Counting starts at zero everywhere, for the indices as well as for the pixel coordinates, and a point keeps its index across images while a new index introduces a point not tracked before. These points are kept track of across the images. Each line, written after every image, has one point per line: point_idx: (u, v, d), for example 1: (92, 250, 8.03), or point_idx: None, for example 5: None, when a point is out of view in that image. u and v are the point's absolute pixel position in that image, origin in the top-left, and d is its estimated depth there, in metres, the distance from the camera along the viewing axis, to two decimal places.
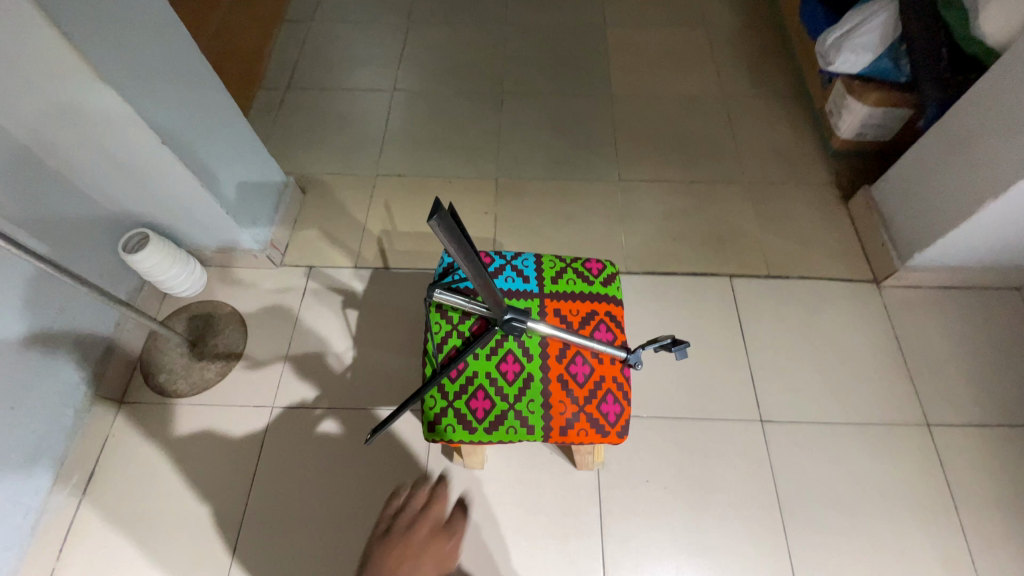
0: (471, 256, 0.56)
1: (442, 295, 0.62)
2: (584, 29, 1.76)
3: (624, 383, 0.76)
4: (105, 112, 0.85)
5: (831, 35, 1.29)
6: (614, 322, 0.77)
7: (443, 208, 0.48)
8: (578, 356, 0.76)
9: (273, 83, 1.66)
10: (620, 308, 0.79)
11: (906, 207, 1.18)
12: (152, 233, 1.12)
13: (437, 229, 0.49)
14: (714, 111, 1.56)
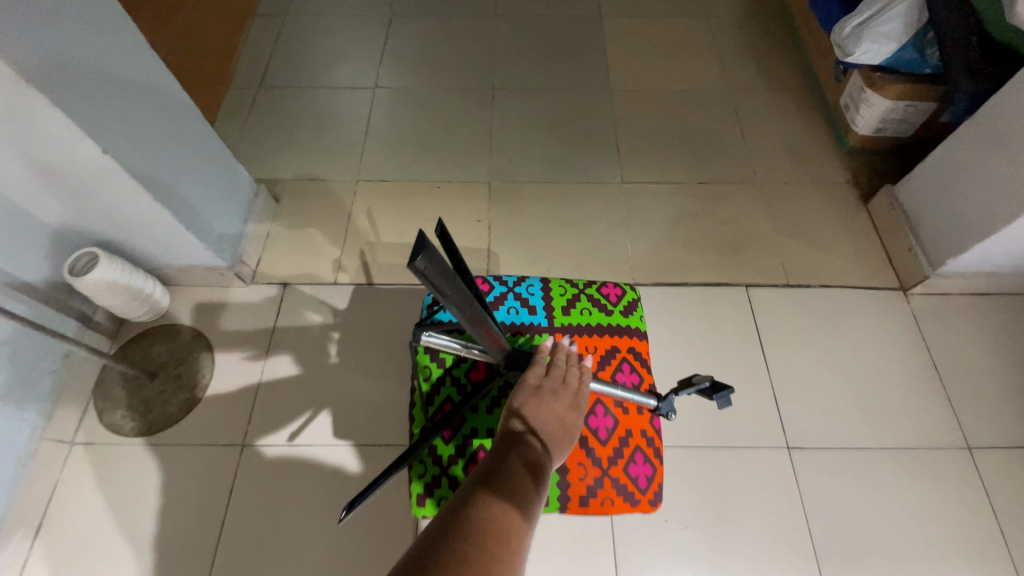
0: (464, 297, 0.49)
1: (431, 339, 0.58)
2: (578, 20, 1.65)
3: (654, 437, 0.73)
4: (35, 120, 0.73)
5: (849, 23, 1.17)
6: (637, 361, 0.75)
7: (427, 247, 0.40)
8: (600, 408, 0.72)
9: (243, 82, 1.53)
10: (643, 342, 0.77)
11: (936, 209, 1.09)
12: (104, 260, 0.97)
13: (422, 274, 0.41)
14: (720, 106, 1.46)
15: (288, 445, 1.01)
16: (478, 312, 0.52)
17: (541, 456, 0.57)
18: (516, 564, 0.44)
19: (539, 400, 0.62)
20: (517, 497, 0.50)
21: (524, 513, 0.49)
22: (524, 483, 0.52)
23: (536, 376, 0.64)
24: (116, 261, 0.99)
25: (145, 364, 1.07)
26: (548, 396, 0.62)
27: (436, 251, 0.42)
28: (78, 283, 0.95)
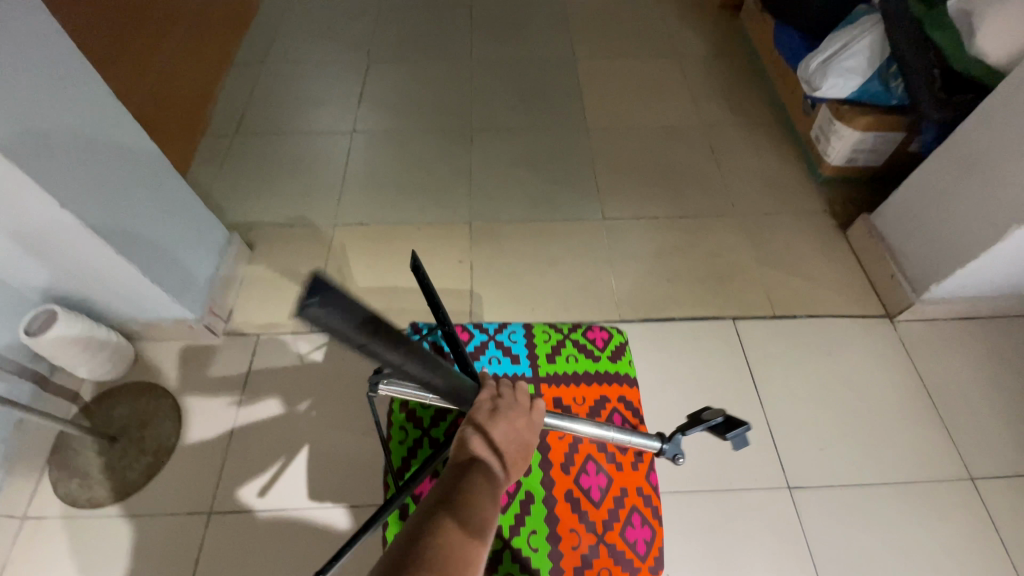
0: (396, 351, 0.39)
1: (385, 388, 0.59)
2: (553, 63, 1.69)
3: (651, 495, 0.70)
4: None
5: (813, 60, 1.23)
6: (629, 410, 0.72)
7: (324, 287, 0.33)
8: (592, 465, 0.71)
9: (220, 130, 1.52)
10: (635, 388, 0.74)
11: (915, 235, 1.10)
12: (57, 328, 0.90)
13: (315, 324, 0.33)
14: (695, 142, 1.48)
15: (259, 500, 0.95)
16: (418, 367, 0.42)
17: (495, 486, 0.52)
18: None
19: (496, 423, 0.56)
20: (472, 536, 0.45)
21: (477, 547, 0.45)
22: (478, 520, 0.47)
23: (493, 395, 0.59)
24: (70, 333, 0.92)
25: (105, 429, 1.00)
26: (506, 416, 0.58)
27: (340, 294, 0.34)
28: (31, 341, 0.90)
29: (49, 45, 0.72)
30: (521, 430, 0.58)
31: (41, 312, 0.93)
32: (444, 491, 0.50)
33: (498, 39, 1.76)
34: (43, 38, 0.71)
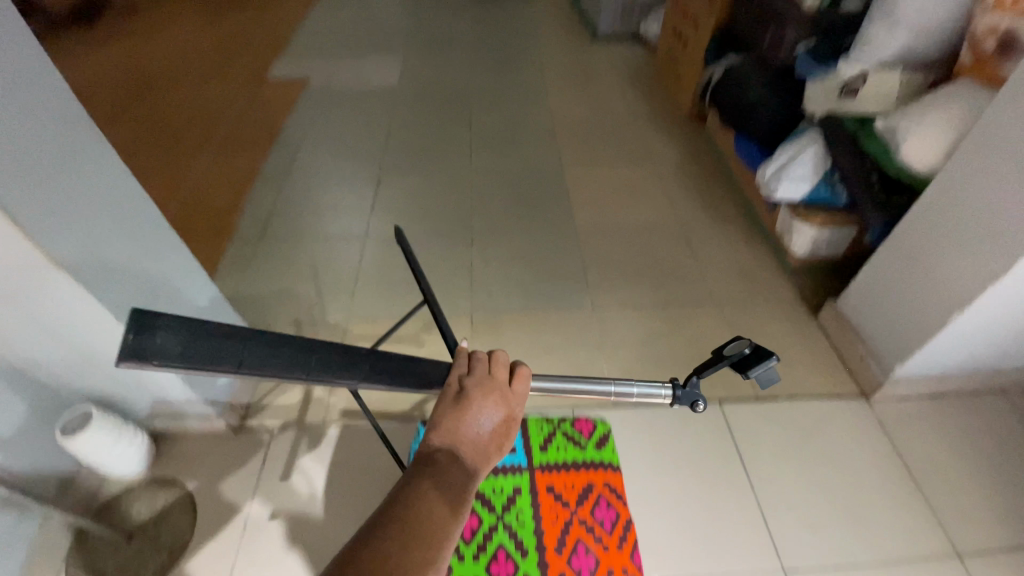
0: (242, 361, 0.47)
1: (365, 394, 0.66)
2: (544, 170, 1.91)
3: (633, 570, 0.97)
4: (59, 294, 0.82)
5: (767, 169, 1.42)
6: (610, 497, 1.06)
7: (142, 325, 0.44)
8: (583, 547, 0.99)
9: (244, 236, 1.68)
10: (615, 479, 1.09)
11: (877, 320, 1.21)
12: (86, 431, 0.97)
13: (146, 360, 0.43)
14: (674, 237, 1.64)
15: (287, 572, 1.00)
16: (277, 366, 0.49)
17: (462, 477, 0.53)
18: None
19: (466, 407, 0.56)
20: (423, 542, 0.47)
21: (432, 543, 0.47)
22: (435, 520, 0.49)
23: (463, 377, 0.59)
24: (95, 437, 0.98)
25: (123, 526, 1.04)
26: (479, 393, 0.57)
27: (158, 330, 0.44)
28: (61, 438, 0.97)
29: (116, 188, 0.87)
30: (499, 406, 0.58)
31: (80, 412, 1.00)
32: (403, 488, 0.51)
33: (494, 151, 2.00)
34: (113, 180, 0.86)
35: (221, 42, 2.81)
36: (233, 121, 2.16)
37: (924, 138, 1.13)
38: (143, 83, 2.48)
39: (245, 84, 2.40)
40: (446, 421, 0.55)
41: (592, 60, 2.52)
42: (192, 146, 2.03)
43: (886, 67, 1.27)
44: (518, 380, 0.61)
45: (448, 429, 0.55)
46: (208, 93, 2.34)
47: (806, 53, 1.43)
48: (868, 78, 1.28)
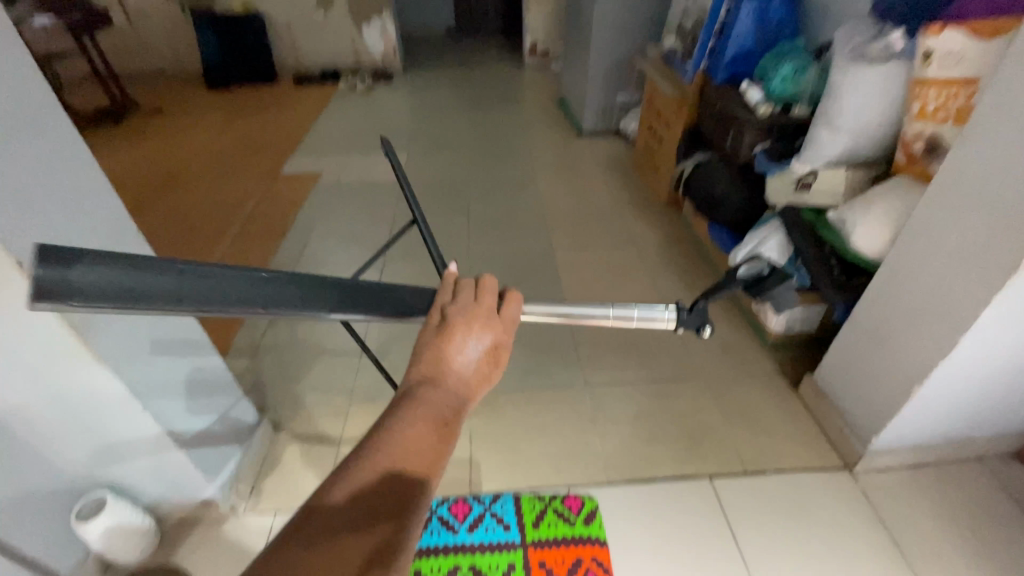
0: (189, 290, 0.44)
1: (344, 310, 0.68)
2: (536, 254, 2.06)
3: None
4: (93, 386, 0.92)
5: (737, 254, 1.57)
6: (597, 566, 1.11)
7: (56, 258, 0.38)
8: None
9: (255, 321, 1.78)
10: (603, 549, 1.14)
11: (851, 394, 1.28)
12: (91, 521, 1.00)
13: (64, 300, 0.38)
14: (659, 315, 1.75)
15: None
16: (223, 303, 0.46)
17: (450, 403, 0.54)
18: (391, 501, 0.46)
19: (448, 332, 0.57)
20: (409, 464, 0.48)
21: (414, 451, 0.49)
22: (422, 443, 0.50)
23: (450, 305, 0.59)
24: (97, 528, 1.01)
25: None
26: (465, 318, 0.58)
27: (72, 259, 0.39)
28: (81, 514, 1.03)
29: None
30: (484, 330, 0.57)
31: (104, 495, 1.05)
32: (389, 416, 0.52)
33: (490, 237, 2.16)
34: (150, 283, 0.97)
35: (240, 141, 3.09)
36: (249, 213, 2.34)
37: (869, 227, 1.25)
38: (167, 179, 2.70)
39: (261, 179, 2.62)
40: (431, 349, 0.56)
41: (578, 153, 2.77)
42: (210, 237, 2.19)
43: (832, 164, 1.42)
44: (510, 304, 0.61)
45: (434, 356, 0.56)
46: (226, 188, 2.55)
47: (764, 151, 1.61)
48: (818, 173, 1.43)
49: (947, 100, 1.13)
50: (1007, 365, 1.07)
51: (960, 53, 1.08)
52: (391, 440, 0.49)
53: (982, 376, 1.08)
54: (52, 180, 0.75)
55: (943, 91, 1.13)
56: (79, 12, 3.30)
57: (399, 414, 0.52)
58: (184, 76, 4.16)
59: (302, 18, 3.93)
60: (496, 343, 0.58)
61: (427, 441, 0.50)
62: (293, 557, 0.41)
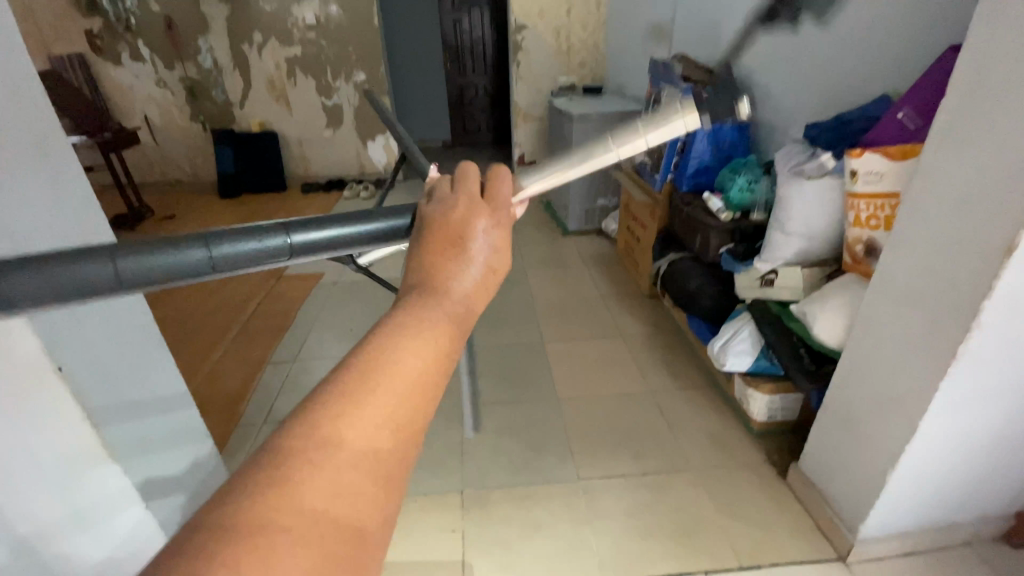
0: (127, 272, 0.48)
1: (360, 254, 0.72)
2: (527, 347, 2.15)
3: None
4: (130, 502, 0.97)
5: (715, 345, 1.67)
6: None
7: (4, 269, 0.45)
8: None
9: (252, 418, 1.81)
10: None
11: (835, 480, 1.32)
12: None
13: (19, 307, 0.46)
14: (647, 406, 1.81)
15: None
16: (159, 271, 0.49)
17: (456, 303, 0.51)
18: (388, 394, 0.42)
19: (434, 231, 0.54)
20: (419, 364, 0.45)
21: (409, 342, 0.45)
22: (431, 339, 0.46)
23: (442, 204, 0.56)
24: None
25: None
26: (446, 211, 0.55)
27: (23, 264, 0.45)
28: None
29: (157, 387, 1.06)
30: (472, 215, 0.54)
31: None
32: (387, 319, 0.47)
33: (483, 331, 2.27)
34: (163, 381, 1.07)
35: None
36: (253, 312, 2.46)
37: (828, 320, 1.36)
38: None
39: (264, 279, 2.78)
40: (430, 253, 0.53)
41: (565, 251, 2.98)
42: (213, 338, 2.29)
43: (789, 262, 1.58)
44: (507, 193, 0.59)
45: (433, 260, 0.53)
46: (231, 289, 2.69)
47: (728, 252, 1.80)
48: (778, 269, 1.59)
49: (877, 211, 1.27)
50: (971, 450, 1.12)
51: (879, 173, 1.24)
52: (395, 341, 0.45)
53: (950, 460, 1.13)
54: None
55: (871, 203, 1.28)
56: (110, 134, 3.65)
57: (400, 315, 0.48)
58: (199, 187, 4.50)
59: (313, 135, 4.36)
60: (485, 224, 0.54)
61: (437, 340, 0.47)
62: (295, 467, 0.37)
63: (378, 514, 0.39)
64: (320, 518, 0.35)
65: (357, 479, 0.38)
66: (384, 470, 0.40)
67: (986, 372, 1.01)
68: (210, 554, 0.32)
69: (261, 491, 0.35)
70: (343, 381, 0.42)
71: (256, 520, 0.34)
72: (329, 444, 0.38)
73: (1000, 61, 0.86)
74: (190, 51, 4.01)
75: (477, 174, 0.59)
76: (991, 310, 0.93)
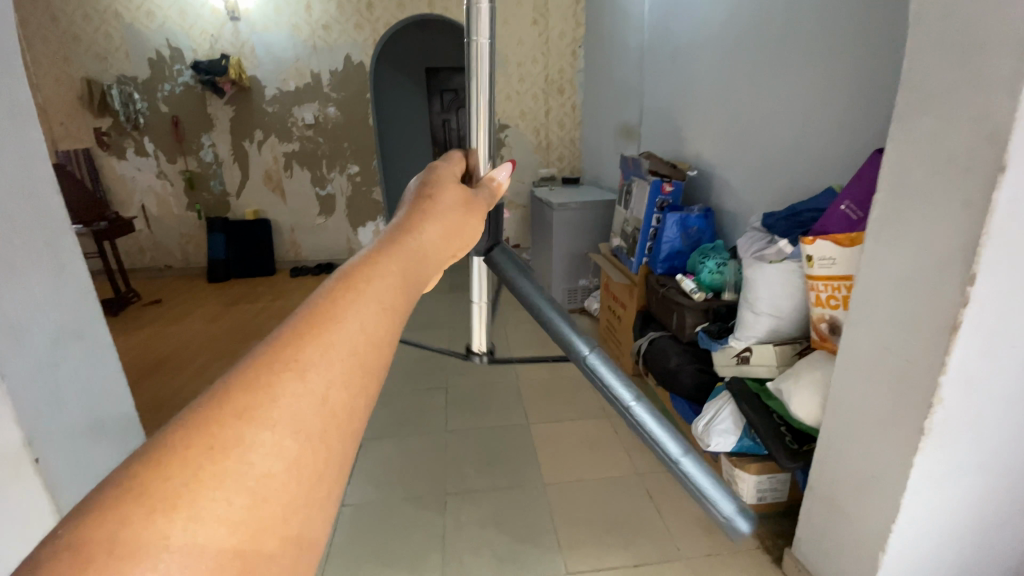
0: None
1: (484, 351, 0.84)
2: (512, 429, 2.12)
3: None
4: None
5: (699, 424, 1.68)
6: None
7: None
8: None
9: None
10: None
11: (829, 565, 1.28)
12: None
13: None
14: (635, 490, 1.77)
15: None
16: None
17: (423, 257, 0.46)
18: (330, 331, 0.34)
19: (406, 203, 0.51)
20: (379, 309, 0.38)
21: (361, 281, 0.39)
22: (393, 283, 0.40)
23: (418, 180, 0.55)
24: None
25: None
26: (416, 190, 0.53)
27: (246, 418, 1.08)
28: None
29: None
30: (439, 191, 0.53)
31: None
32: (345, 268, 0.41)
33: (467, 413, 2.25)
34: None
35: (232, 328, 3.29)
36: None
37: (803, 396, 1.40)
38: (151, 368, 2.79)
39: None
40: (400, 217, 0.50)
41: None
42: None
43: (761, 340, 1.65)
44: (486, 186, 0.61)
45: (404, 218, 0.49)
46: (212, 375, 2.66)
47: (704, 330, 1.87)
48: (751, 347, 1.65)
49: (835, 292, 1.36)
50: (957, 527, 1.11)
51: (833, 258, 1.34)
52: (351, 279, 0.38)
53: (938, 540, 1.12)
54: (58, 380, 0.87)
55: (829, 285, 1.38)
56: (106, 222, 3.76)
57: (360, 260, 0.41)
58: (188, 272, 4.56)
59: (304, 222, 4.53)
60: (447, 197, 0.53)
61: (398, 290, 0.40)
62: (217, 426, 0.30)
63: (314, 491, 0.31)
64: (233, 490, 0.28)
65: (292, 439, 0.31)
66: (329, 429, 0.32)
67: (957, 447, 1.03)
68: (85, 548, 0.25)
69: (163, 457, 0.28)
70: (288, 326, 0.35)
71: (150, 496, 0.27)
72: (260, 392, 0.31)
73: (918, 162, 0.99)
74: (192, 147, 4.26)
75: (453, 164, 0.60)
76: (950, 386, 0.97)
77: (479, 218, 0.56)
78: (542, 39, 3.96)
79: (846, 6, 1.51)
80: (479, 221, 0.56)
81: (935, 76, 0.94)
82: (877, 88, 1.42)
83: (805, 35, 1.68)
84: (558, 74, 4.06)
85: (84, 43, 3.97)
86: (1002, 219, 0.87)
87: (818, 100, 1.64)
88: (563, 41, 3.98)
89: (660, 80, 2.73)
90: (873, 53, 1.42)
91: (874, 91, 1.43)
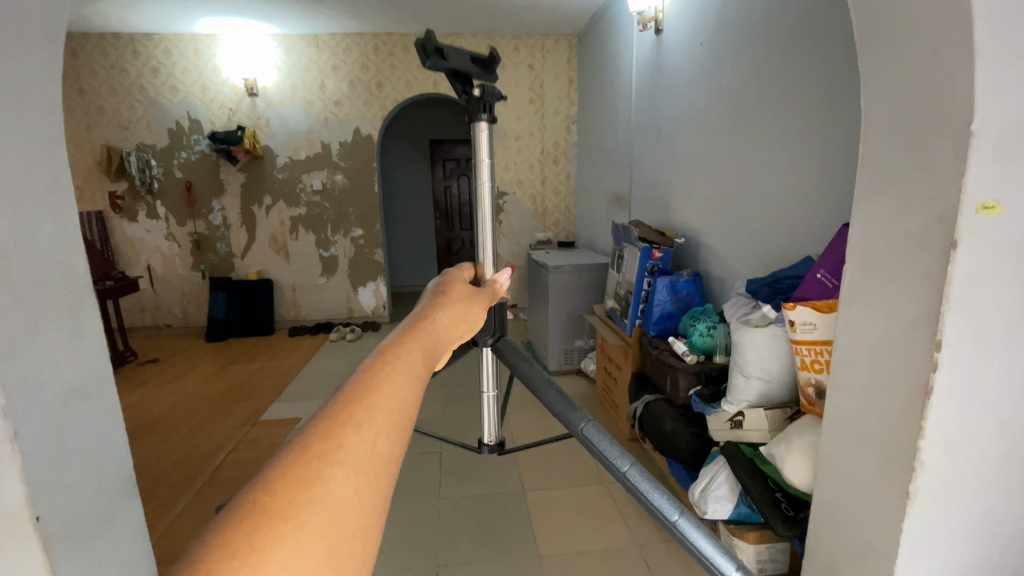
0: None
1: (491, 434, 0.91)
2: (507, 497, 2.09)
3: None
4: None
5: (696, 489, 1.67)
6: None
7: None
8: None
9: None
10: None
11: None
12: None
13: None
14: (633, 561, 1.72)
15: None
16: None
17: (442, 335, 0.50)
18: (379, 395, 0.38)
19: (425, 296, 0.57)
20: (416, 374, 0.42)
21: (396, 354, 0.43)
22: (423, 350, 0.45)
23: (435, 282, 0.62)
24: None
25: None
26: (433, 287, 0.60)
27: None
28: None
29: None
30: (454, 285, 0.60)
31: None
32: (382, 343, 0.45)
33: (461, 478, 2.22)
34: None
35: (228, 388, 3.28)
36: (221, 460, 2.39)
37: (795, 461, 1.40)
38: (143, 429, 2.76)
39: (239, 426, 2.74)
40: (421, 304, 0.55)
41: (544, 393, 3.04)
42: (177, 490, 2.16)
43: (754, 405, 1.67)
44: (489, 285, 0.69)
45: (424, 304, 0.54)
46: (204, 436, 2.63)
47: (697, 394, 1.89)
48: (743, 411, 1.67)
49: (818, 355, 1.41)
50: None
51: (814, 323, 1.39)
52: (389, 349, 0.43)
53: None
54: None
55: (812, 349, 1.42)
56: (112, 282, 3.85)
57: (395, 336, 0.46)
58: (188, 332, 4.61)
59: (306, 282, 4.63)
60: (458, 288, 0.59)
61: (425, 362, 0.44)
62: (297, 472, 0.33)
63: (373, 529, 0.34)
64: (316, 521, 0.31)
65: (356, 480, 0.34)
66: (386, 468, 0.36)
67: (944, 514, 1.04)
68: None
69: (258, 504, 0.31)
70: (346, 388, 0.39)
71: (256, 535, 0.30)
72: (326, 442, 0.34)
73: (879, 236, 1.07)
74: (203, 211, 4.44)
75: (461, 270, 0.68)
76: (930, 452, 1.00)
77: (483, 306, 0.62)
78: (538, 116, 4.25)
79: (811, 95, 1.67)
80: (484, 309, 0.61)
81: (886, 162, 1.05)
82: (843, 169, 1.54)
83: (775, 118, 1.84)
84: (553, 147, 4.32)
85: (110, 115, 4.26)
86: (960, 289, 0.93)
87: (791, 177, 1.77)
88: (558, 118, 4.27)
89: (647, 155, 2.93)
90: (837, 138, 1.56)
91: (841, 172, 1.55)
